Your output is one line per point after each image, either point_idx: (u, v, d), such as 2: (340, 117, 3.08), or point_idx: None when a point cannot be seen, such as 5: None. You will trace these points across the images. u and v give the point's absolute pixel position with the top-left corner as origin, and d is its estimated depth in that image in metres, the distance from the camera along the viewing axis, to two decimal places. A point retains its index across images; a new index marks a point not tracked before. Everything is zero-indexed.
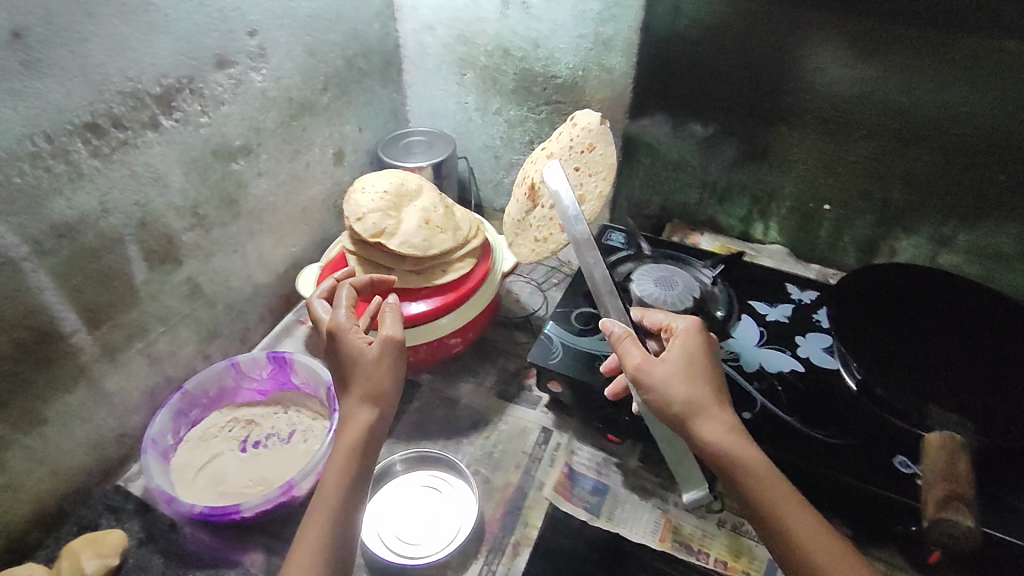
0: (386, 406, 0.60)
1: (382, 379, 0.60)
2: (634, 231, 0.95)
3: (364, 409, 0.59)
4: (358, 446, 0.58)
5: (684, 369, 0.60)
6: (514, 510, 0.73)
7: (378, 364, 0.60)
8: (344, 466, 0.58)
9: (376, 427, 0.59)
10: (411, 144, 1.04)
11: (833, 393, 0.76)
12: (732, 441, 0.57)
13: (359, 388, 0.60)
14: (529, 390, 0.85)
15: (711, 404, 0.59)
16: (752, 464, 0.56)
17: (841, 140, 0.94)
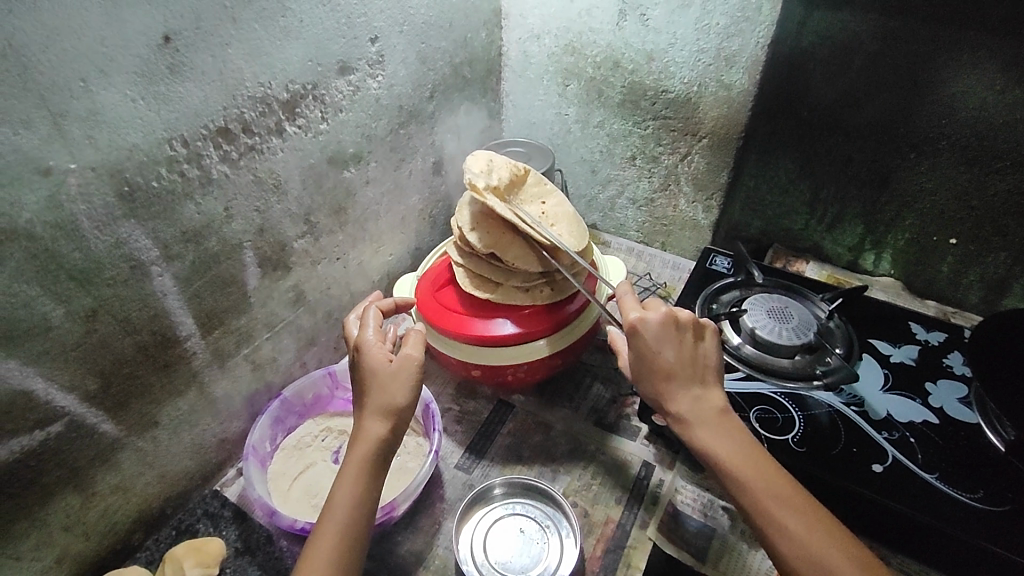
0: (401, 421, 0.58)
1: (396, 391, 0.58)
2: (741, 256, 0.89)
3: (378, 423, 0.57)
4: (374, 458, 0.56)
5: (639, 362, 0.60)
6: (615, 548, 0.67)
7: (390, 374, 0.59)
8: (356, 476, 0.55)
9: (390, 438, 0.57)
10: (509, 155, 1.02)
11: (979, 450, 0.66)
12: (693, 428, 0.58)
13: (373, 402, 0.57)
14: (628, 419, 0.80)
15: (673, 391, 0.59)
16: (721, 451, 0.57)
17: (981, 171, 0.86)
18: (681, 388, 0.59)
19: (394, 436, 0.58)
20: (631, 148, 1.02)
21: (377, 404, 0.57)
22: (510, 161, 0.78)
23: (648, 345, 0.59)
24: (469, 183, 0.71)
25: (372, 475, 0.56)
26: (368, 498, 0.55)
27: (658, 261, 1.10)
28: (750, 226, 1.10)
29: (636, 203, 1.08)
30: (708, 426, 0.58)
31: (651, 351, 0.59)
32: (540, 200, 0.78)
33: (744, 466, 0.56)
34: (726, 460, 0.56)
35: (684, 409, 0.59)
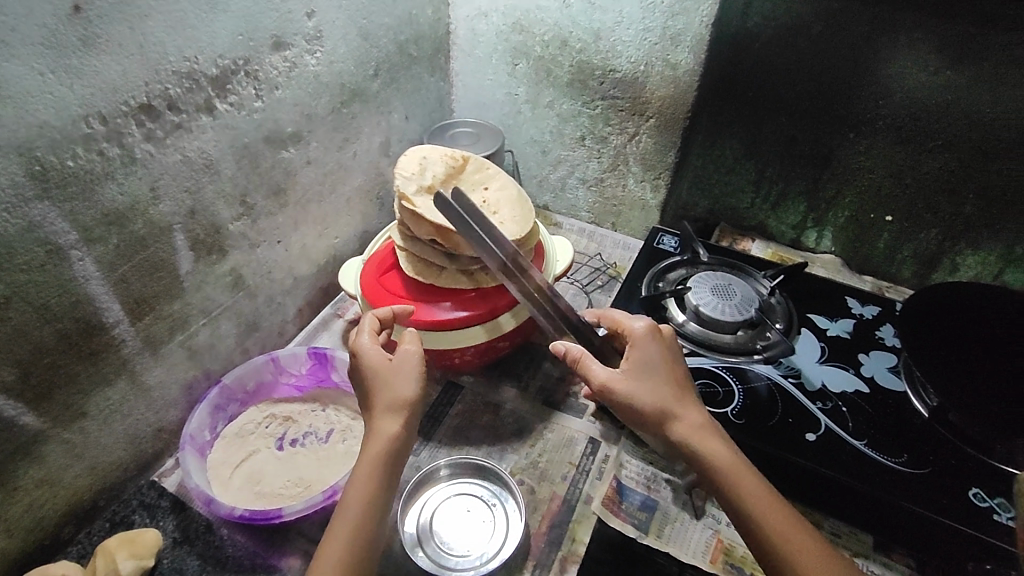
0: (411, 417, 0.60)
1: (403, 385, 0.60)
2: (687, 235, 0.90)
3: (390, 417, 0.59)
4: (387, 454, 0.57)
5: (639, 378, 0.62)
6: (560, 524, 0.67)
7: (397, 371, 0.61)
8: (367, 479, 0.56)
9: (402, 434, 0.59)
10: (457, 136, 1.01)
11: (904, 416, 0.69)
12: (693, 443, 0.59)
13: (382, 400, 0.60)
14: (575, 397, 0.81)
15: (673, 407, 0.60)
16: (717, 463, 0.57)
17: (914, 150, 0.89)
18: (680, 403, 0.60)
19: (403, 429, 0.59)
20: (581, 128, 1.01)
21: (386, 400, 0.59)
22: (446, 153, 0.79)
23: (649, 361, 0.63)
24: (398, 189, 0.71)
25: (383, 477, 0.56)
26: (379, 502, 0.56)
27: (609, 241, 1.08)
28: (698, 205, 1.12)
29: (586, 183, 1.07)
30: (706, 438, 0.59)
31: (651, 366, 0.62)
32: (482, 187, 0.79)
33: (740, 479, 0.57)
34: (722, 471, 0.57)
35: (683, 425, 0.59)
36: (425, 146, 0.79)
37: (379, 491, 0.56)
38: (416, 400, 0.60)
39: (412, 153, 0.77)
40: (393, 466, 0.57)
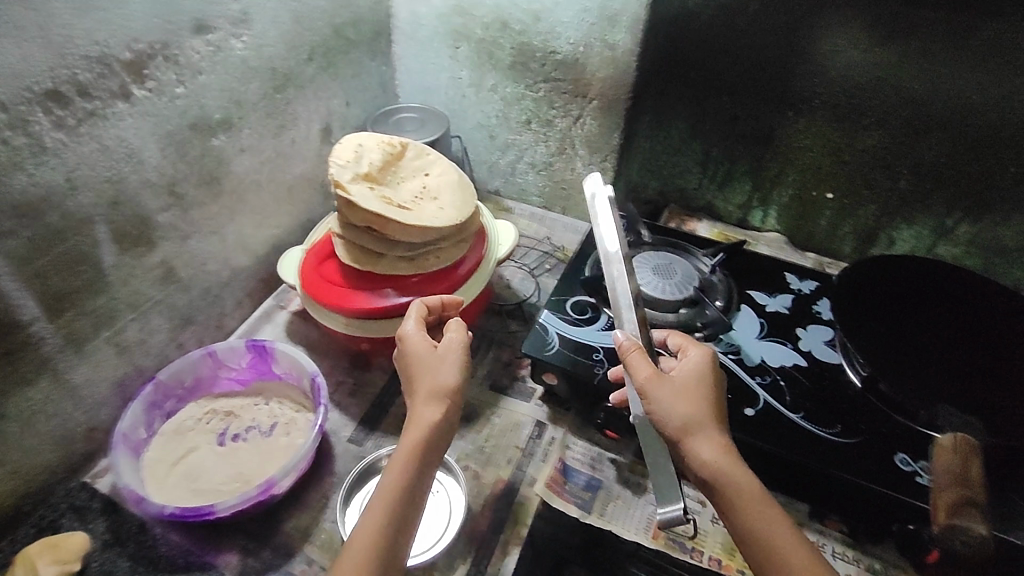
0: (454, 409, 0.54)
1: (445, 370, 0.55)
2: (632, 217, 0.91)
3: (432, 405, 0.53)
4: (424, 443, 0.52)
5: (677, 389, 0.54)
6: (504, 507, 0.68)
7: (444, 356, 0.56)
8: (406, 465, 0.51)
9: (445, 422, 0.54)
10: (402, 121, 1.00)
11: (839, 388, 0.71)
12: (733, 468, 0.50)
13: (424, 387, 0.55)
14: (522, 381, 0.81)
15: (712, 426, 0.52)
16: (749, 494, 0.49)
17: (850, 127, 0.91)
18: (717, 424, 0.53)
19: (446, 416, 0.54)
20: (526, 112, 1.00)
21: (428, 387, 0.54)
22: (383, 140, 0.77)
23: (693, 375, 0.56)
24: (331, 176, 0.69)
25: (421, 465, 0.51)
26: (416, 493, 0.51)
27: (559, 225, 1.07)
28: (647, 186, 1.13)
29: (534, 167, 1.06)
30: (743, 468, 0.51)
31: (704, 379, 0.56)
32: (422, 173, 0.77)
33: (769, 515, 0.49)
34: (755, 501, 0.49)
35: (717, 447, 0.51)
36: (362, 133, 0.77)
37: (418, 480, 0.51)
38: (460, 387, 0.55)
39: (347, 140, 0.75)
40: (432, 456, 0.52)
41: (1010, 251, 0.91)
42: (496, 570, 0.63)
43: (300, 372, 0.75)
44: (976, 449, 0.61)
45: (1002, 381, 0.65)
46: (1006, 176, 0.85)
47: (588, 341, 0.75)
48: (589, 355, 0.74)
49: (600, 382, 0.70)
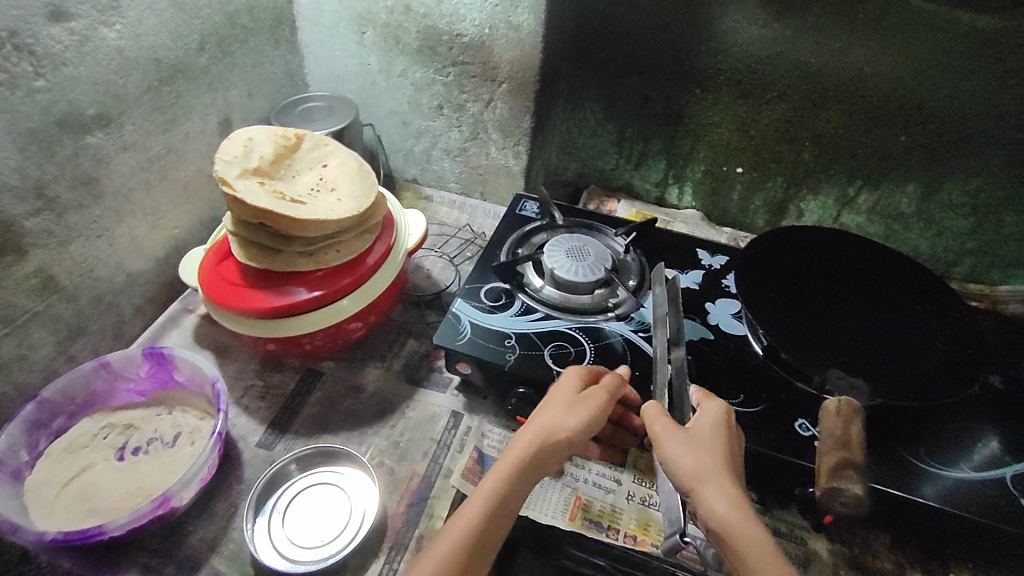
0: (562, 446, 0.58)
1: (570, 414, 0.59)
2: (546, 199, 0.90)
3: (540, 435, 0.58)
4: (527, 469, 0.56)
5: (691, 441, 0.57)
6: (418, 501, 0.67)
7: (568, 402, 0.61)
8: (496, 491, 0.54)
9: (547, 458, 0.57)
10: (309, 111, 0.96)
11: (742, 358, 0.73)
12: (732, 509, 0.52)
13: (542, 422, 0.59)
14: (439, 371, 0.80)
15: (724, 477, 0.54)
16: (753, 546, 0.50)
17: (754, 103, 0.93)
18: (732, 476, 0.55)
19: (550, 455, 0.57)
20: (437, 97, 0.97)
21: (545, 423, 0.59)
22: (275, 134, 0.75)
23: (708, 426, 0.59)
24: (217, 173, 0.66)
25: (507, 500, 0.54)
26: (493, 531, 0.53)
27: (480, 211, 1.06)
28: (567, 169, 1.13)
29: (450, 153, 1.03)
30: (743, 511, 0.53)
31: (718, 430, 0.59)
32: (320, 165, 0.75)
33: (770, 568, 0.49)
34: (756, 551, 0.50)
35: (725, 495, 0.53)
36: (252, 129, 0.75)
37: (506, 507, 0.54)
38: (579, 432, 0.59)
39: (236, 135, 0.72)
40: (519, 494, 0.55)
41: (906, 217, 0.96)
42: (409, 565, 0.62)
43: (202, 379, 0.72)
44: (859, 413, 0.53)
45: (892, 341, 0.68)
46: (899, 145, 0.89)
47: (500, 329, 0.75)
48: (501, 341, 0.73)
49: (511, 369, 0.70)
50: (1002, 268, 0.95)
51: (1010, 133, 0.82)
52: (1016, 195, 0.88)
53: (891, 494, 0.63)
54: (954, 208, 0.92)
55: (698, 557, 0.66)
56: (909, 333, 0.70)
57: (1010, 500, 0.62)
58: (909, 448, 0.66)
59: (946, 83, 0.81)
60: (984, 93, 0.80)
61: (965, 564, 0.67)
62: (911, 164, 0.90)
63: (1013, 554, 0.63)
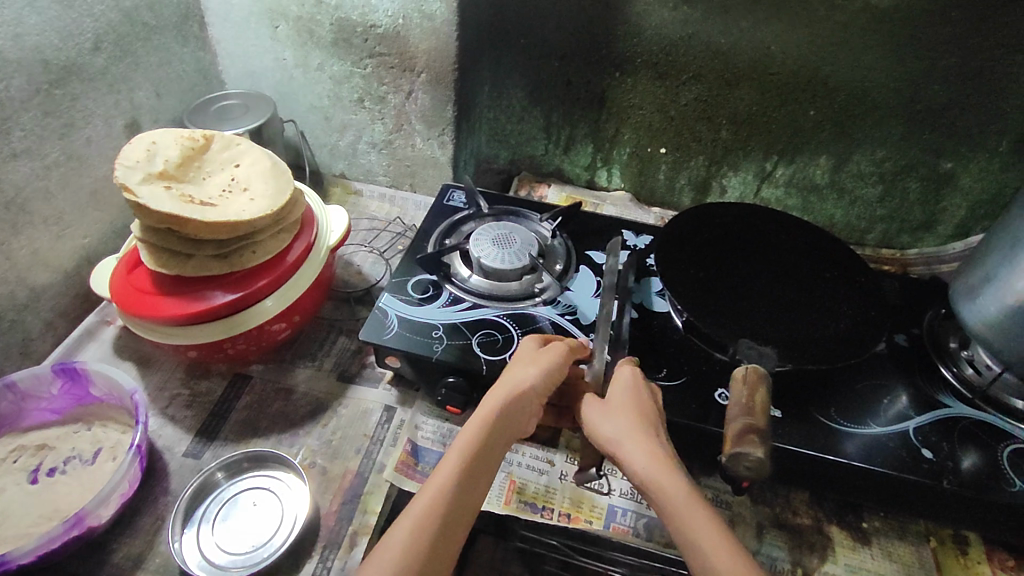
0: (526, 397, 0.60)
1: (527, 368, 0.62)
2: (472, 189, 0.90)
3: (501, 392, 0.60)
4: (493, 422, 0.58)
5: (607, 411, 0.60)
6: (351, 499, 0.67)
7: (513, 372, 0.62)
8: (466, 445, 0.56)
9: (514, 410, 0.59)
10: (224, 109, 0.92)
11: (665, 334, 0.75)
12: (649, 467, 0.54)
13: (504, 381, 0.61)
14: (371, 367, 0.80)
15: (643, 433, 0.57)
16: (676, 489, 0.52)
17: (671, 85, 0.95)
18: (650, 433, 0.58)
19: (504, 425, 0.59)
20: (357, 89, 0.95)
21: (506, 381, 0.61)
22: (182, 136, 0.72)
23: (622, 395, 0.61)
24: (117, 179, 0.63)
25: (467, 474, 0.54)
26: (461, 507, 0.53)
27: (411, 203, 1.05)
28: (498, 157, 1.13)
29: (376, 146, 1.02)
30: (660, 461, 0.55)
31: (636, 394, 0.61)
32: (232, 164, 0.73)
33: (695, 506, 0.51)
34: (680, 492, 0.52)
35: (641, 451, 0.56)
36: (155, 131, 0.72)
37: (478, 461, 0.55)
38: (542, 382, 0.61)
39: (139, 137, 0.69)
40: (479, 466, 0.56)
41: (821, 188, 1.00)
42: (344, 562, 0.62)
43: (120, 392, 0.70)
44: (764, 379, 0.55)
45: (802, 308, 0.72)
46: (809, 119, 0.92)
47: (428, 321, 0.75)
48: (429, 333, 0.73)
49: (439, 359, 0.70)
50: (910, 233, 1.01)
51: (908, 103, 0.87)
52: (917, 162, 0.92)
53: (802, 453, 0.66)
54: (863, 177, 0.97)
55: (629, 529, 0.68)
56: (818, 298, 0.73)
57: (912, 453, 0.66)
58: (819, 408, 0.70)
59: (848, 59, 0.85)
60: (883, 66, 0.84)
61: (877, 514, 0.71)
62: (823, 137, 0.94)
63: (917, 503, 0.67)
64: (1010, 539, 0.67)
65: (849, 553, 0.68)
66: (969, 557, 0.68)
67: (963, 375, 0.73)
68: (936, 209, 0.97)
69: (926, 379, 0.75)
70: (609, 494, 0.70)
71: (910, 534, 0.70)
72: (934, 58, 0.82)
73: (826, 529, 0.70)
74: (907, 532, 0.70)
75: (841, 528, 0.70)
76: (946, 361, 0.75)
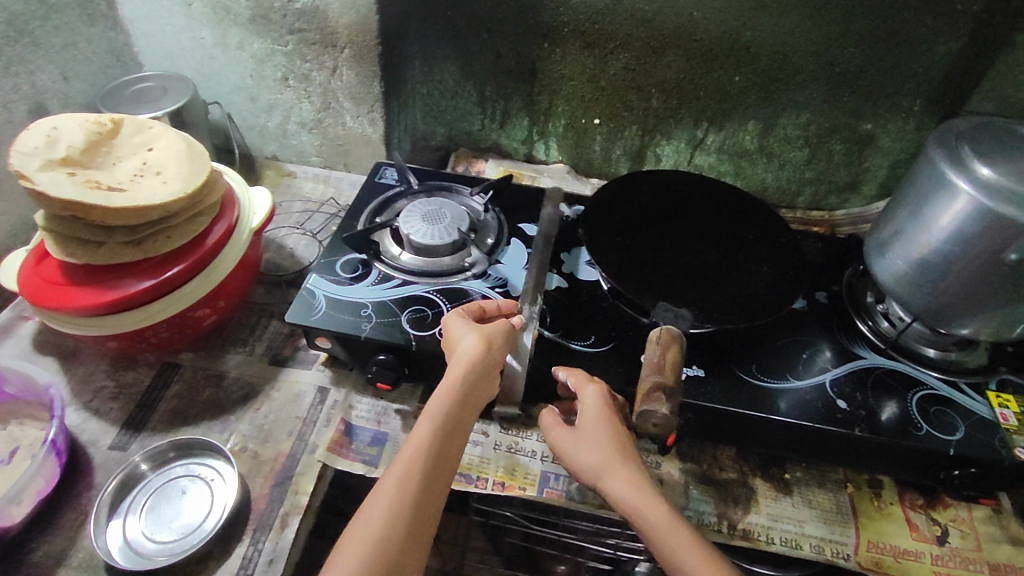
0: (479, 370, 0.61)
1: (472, 338, 0.62)
2: (402, 165, 0.89)
3: (456, 367, 0.60)
4: (453, 403, 0.59)
5: (585, 441, 0.61)
6: (283, 481, 0.67)
7: (461, 351, 0.62)
8: (428, 428, 0.57)
9: (471, 386, 0.60)
10: (139, 92, 0.88)
11: (594, 302, 0.76)
12: (634, 502, 0.56)
13: (456, 356, 0.62)
14: (304, 349, 0.79)
15: (621, 463, 0.59)
16: (657, 518, 0.55)
17: (600, 54, 0.95)
18: (630, 461, 0.59)
19: (463, 408, 0.59)
20: (280, 68, 0.92)
21: (458, 355, 0.62)
22: (88, 121, 0.70)
23: (596, 420, 0.61)
24: (15, 167, 0.61)
25: (431, 468, 0.56)
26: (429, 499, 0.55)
27: (345, 183, 1.04)
28: (435, 133, 1.12)
29: (305, 126, 0.99)
30: (643, 493, 0.57)
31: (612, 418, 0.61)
32: (144, 148, 0.71)
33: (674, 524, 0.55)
34: (662, 520, 0.55)
35: (624, 483, 0.58)
36: (57, 116, 0.69)
37: (440, 443, 0.57)
38: (488, 352, 0.62)
39: (39, 121, 0.66)
40: (441, 455, 0.57)
41: (751, 153, 1.02)
42: (275, 543, 0.62)
43: (35, 388, 0.68)
44: (677, 339, 0.57)
45: (724, 271, 0.74)
46: (735, 84, 0.93)
47: (356, 300, 0.74)
48: (357, 312, 0.72)
49: (367, 338, 0.70)
50: (838, 194, 1.04)
51: (828, 66, 0.88)
52: (840, 124, 0.95)
53: (730, 411, 0.68)
54: (790, 141, 0.99)
55: (563, 494, 0.70)
56: (739, 260, 0.75)
57: (828, 403, 0.69)
58: (742, 366, 0.72)
59: (768, 24, 0.86)
60: (802, 30, 0.85)
61: (799, 464, 0.74)
62: (750, 102, 0.95)
63: (834, 453, 0.70)
64: (920, 480, 0.70)
65: (771, 503, 0.71)
66: (882, 499, 0.72)
67: (878, 328, 0.77)
68: (860, 169, 1.00)
69: (846, 334, 0.78)
70: (543, 462, 0.72)
71: (829, 482, 0.73)
72: (849, 21, 0.83)
73: (750, 481, 0.73)
74: (826, 480, 0.73)
75: (764, 479, 0.73)
76: (863, 316, 0.79)
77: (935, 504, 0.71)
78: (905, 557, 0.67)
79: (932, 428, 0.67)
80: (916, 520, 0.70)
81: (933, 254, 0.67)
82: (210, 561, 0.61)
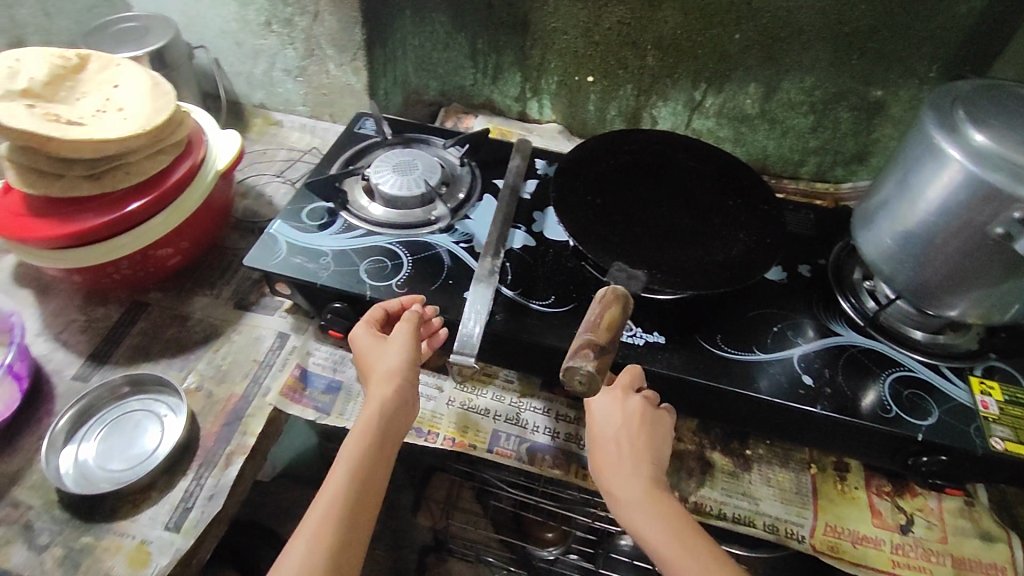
0: (399, 395, 0.60)
1: (391, 359, 0.61)
2: (379, 115, 0.87)
3: (378, 393, 0.59)
4: (375, 430, 0.58)
5: (597, 437, 0.64)
6: (233, 421, 0.68)
7: (378, 374, 0.60)
8: (354, 456, 0.56)
9: (395, 411, 0.59)
10: (122, 32, 0.88)
11: (559, 262, 0.74)
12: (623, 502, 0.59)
13: (376, 380, 0.60)
14: (271, 296, 0.79)
15: (620, 463, 0.61)
16: (636, 518, 0.57)
17: (594, 4, 0.89)
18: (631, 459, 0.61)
19: (384, 437, 0.58)
20: (263, 12, 0.90)
21: (377, 378, 0.60)
22: (53, 57, 0.70)
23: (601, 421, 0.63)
24: None
25: (360, 496, 0.54)
26: (358, 533, 0.53)
27: (332, 134, 1.03)
28: (428, 87, 1.09)
29: (291, 74, 0.98)
30: (630, 494, 0.59)
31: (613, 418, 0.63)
32: (110, 85, 0.71)
33: (645, 518, 0.57)
34: (638, 520, 0.57)
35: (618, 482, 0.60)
36: (24, 50, 0.69)
37: (368, 471, 0.56)
38: (406, 372, 0.61)
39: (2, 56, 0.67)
40: (369, 482, 0.55)
41: (752, 118, 0.97)
42: (217, 480, 0.63)
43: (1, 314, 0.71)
44: (622, 298, 0.54)
45: (694, 236, 0.70)
46: (735, 44, 0.88)
47: (317, 246, 0.73)
48: (316, 259, 0.72)
49: (323, 285, 0.69)
50: (844, 166, 0.98)
51: (835, 24, 0.82)
52: (848, 90, 0.89)
53: (689, 380, 0.65)
54: (794, 106, 0.93)
55: (513, 454, 0.69)
56: (713, 226, 0.71)
57: (793, 379, 0.66)
58: (707, 335, 0.69)
59: None
60: None
61: (763, 441, 0.72)
62: (750, 62, 0.90)
63: (799, 433, 0.67)
64: (890, 467, 0.67)
65: (726, 477, 0.69)
66: (847, 482, 0.69)
67: (859, 306, 0.73)
68: (869, 139, 0.94)
69: (825, 309, 0.74)
70: (495, 420, 0.71)
71: (792, 462, 0.70)
72: None
73: (708, 454, 0.71)
74: (789, 459, 0.70)
75: (723, 453, 0.71)
76: (846, 292, 0.74)
77: (903, 491, 0.68)
78: (863, 543, 0.64)
79: (902, 411, 0.63)
80: (880, 506, 0.67)
81: (918, 227, 0.62)
82: (152, 493, 0.62)
